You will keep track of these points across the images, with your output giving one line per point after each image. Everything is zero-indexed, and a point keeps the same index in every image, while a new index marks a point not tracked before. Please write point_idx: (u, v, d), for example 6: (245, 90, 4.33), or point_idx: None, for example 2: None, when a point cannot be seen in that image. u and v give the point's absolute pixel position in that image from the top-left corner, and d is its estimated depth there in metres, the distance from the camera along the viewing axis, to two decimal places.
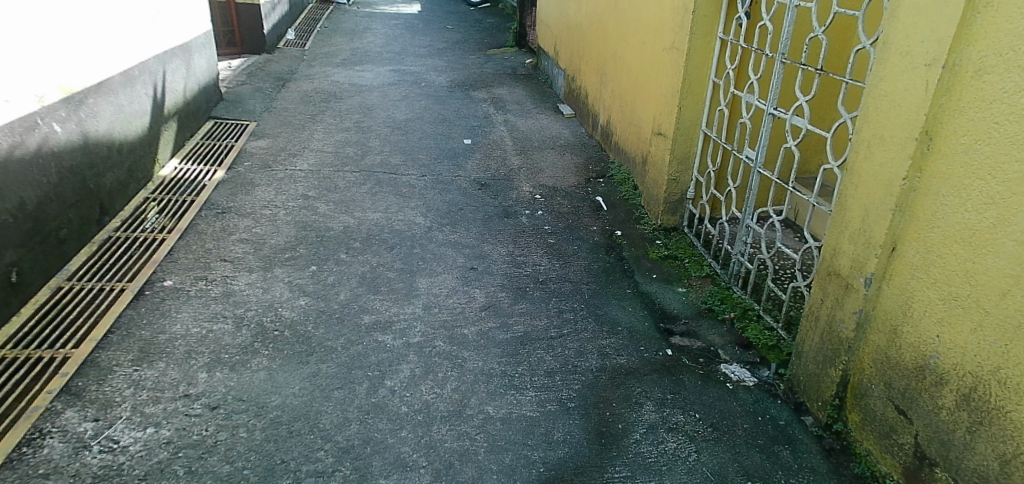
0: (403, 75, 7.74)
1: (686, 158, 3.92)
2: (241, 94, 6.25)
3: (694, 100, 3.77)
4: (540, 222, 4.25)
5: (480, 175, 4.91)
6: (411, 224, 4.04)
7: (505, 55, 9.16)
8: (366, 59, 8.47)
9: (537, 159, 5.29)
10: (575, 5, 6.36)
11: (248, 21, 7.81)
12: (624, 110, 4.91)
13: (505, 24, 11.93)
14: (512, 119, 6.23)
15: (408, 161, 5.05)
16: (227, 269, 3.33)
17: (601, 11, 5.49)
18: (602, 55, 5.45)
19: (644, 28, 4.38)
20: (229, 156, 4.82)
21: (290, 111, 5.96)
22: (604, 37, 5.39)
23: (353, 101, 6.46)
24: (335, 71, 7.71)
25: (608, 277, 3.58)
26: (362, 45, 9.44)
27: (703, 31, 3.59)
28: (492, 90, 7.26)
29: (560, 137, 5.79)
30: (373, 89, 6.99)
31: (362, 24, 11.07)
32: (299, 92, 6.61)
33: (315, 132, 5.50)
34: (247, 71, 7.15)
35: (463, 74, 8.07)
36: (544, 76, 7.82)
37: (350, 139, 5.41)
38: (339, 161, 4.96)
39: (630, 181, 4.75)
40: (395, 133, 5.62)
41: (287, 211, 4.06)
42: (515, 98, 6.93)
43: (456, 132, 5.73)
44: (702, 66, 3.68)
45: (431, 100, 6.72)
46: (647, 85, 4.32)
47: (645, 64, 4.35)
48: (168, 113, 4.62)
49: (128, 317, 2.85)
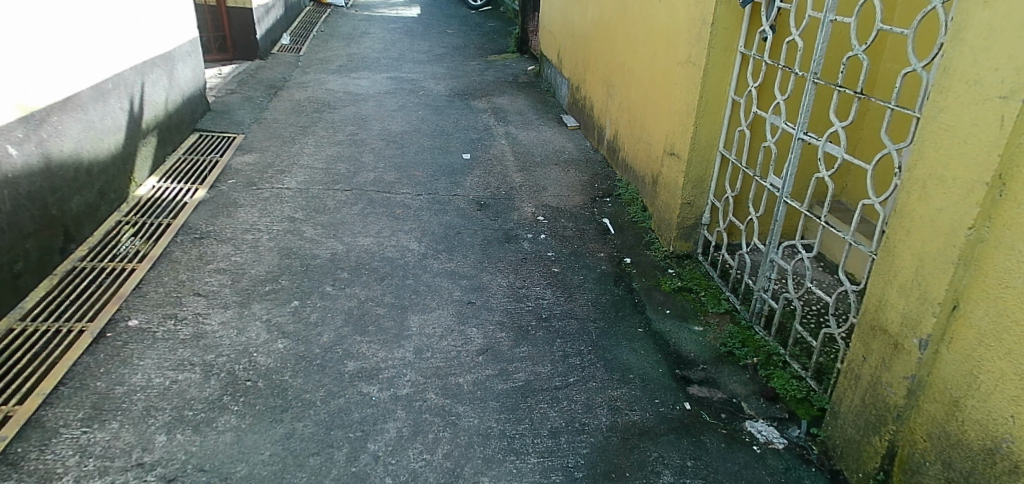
0: (401, 83, 7.45)
1: (701, 181, 3.63)
2: (229, 104, 5.96)
3: (711, 119, 3.49)
4: (542, 248, 3.95)
5: (479, 194, 4.62)
6: (404, 251, 3.75)
7: (506, 61, 8.86)
8: (362, 66, 8.19)
9: (539, 175, 4.99)
10: (580, 11, 6.08)
11: (240, 26, 7.55)
12: (633, 125, 4.62)
13: (506, 29, 11.63)
14: (513, 131, 5.93)
15: (403, 178, 4.76)
16: (201, 305, 3.04)
17: (608, 18, 5.21)
18: (609, 65, 5.16)
19: (655, 39, 4.10)
20: (213, 173, 4.53)
21: (280, 123, 5.67)
22: (611, 45, 5.11)
23: (347, 111, 6.18)
24: (330, 79, 7.42)
25: (617, 313, 3.28)
26: (359, 50, 9.14)
27: (722, 44, 3.31)
28: (493, 100, 6.96)
29: (564, 151, 5.50)
30: (368, 98, 6.70)
31: (359, 29, 10.77)
32: (291, 102, 6.33)
33: (306, 145, 5.21)
34: (238, 79, 6.87)
35: (463, 82, 7.79)
36: (546, 84, 7.53)
37: (343, 154, 5.12)
38: (330, 178, 4.67)
39: (639, 202, 4.46)
40: (390, 147, 5.32)
41: (271, 236, 3.77)
42: (516, 109, 6.64)
43: (454, 146, 5.43)
44: (720, 83, 3.40)
45: (429, 110, 6.43)
46: (659, 101, 4.03)
47: (656, 78, 4.07)
48: (147, 127, 4.33)
49: (83, 365, 2.57)
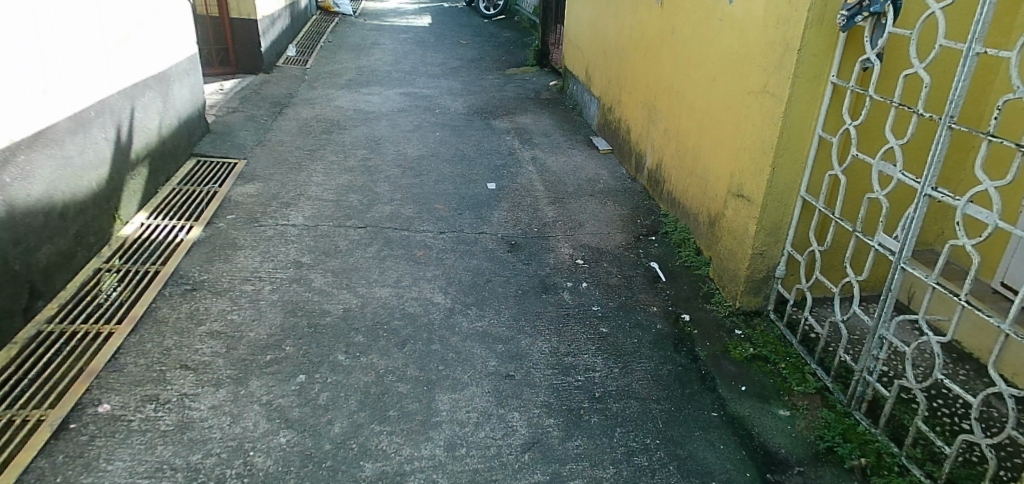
0: (416, 100, 6.96)
1: (776, 229, 3.16)
2: (231, 125, 5.49)
3: (793, 159, 3.03)
4: (586, 300, 3.44)
5: (509, 232, 4.11)
6: (428, 304, 3.24)
7: (526, 75, 8.36)
8: (373, 80, 7.71)
9: (574, 209, 4.49)
10: (611, 27, 5.62)
11: (243, 38, 7.10)
12: (682, 156, 4.14)
13: (523, 40, 11.13)
14: (541, 156, 5.43)
15: (423, 213, 4.25)
16: (188, 382, 2.54)
17: (648, 35, 4.75)
18: (650, 88, 4.71)
19: (716, 62, 3.63)
20: (210, 206, 4.04)
21: (285, 146, 5.21)
22: (653, 65, 4.64)
23: (357, 132, 5.71)
24: (340, 95, 6.94)
25: (684, 390, 2.78)
26: (369, 62, 8.66)
27: (810, 74, 2.85)
28: (515, 119, 6.46)
29: (600, 180, 4.99)
30: (381, 118, 6.22)
31: (369, 40, 10.29)
32: (298, 122, 5.85)
33: (315, 174, 4.72)
34: (241, 95, 6.40)
35: (482, 98, 7.30)
36: (572, 101, 7.03)
37: (355, 183, 4.63)
38: (340, 212, 4.17)
39: (690, 243, 3.96)
40: (407, 175, 4.83)
41: (275, 287, 3.27)
42: (541, 129, 6.15)
43: (478, 174, 4.93)
44: (804, 119, 2.94)
45: (448, 131, 5.93)
46: (721, 133, 3.56)
47: (718, 108, 3.60)
48: (137, 157, 3.84)
49: (36, 473, 2.11)
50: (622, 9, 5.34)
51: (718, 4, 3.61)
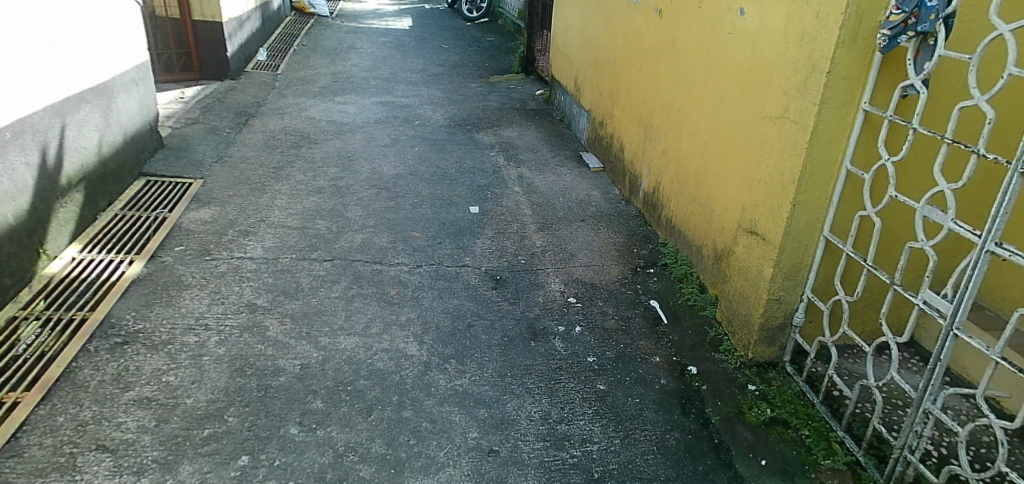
0: (394, 110, 6.54)
1: (795, 272, 2.76)
2: (189, 138, 5.11)
3: (816, 194, 2.64)
4: (580, 348, 3.03)
5: (492, 263, 3.71)
6: (399, 357, 2.83)
7: (511, 83, 7.96)
8: (349, 87, 7.28)
9: (564, 236, 4.10)
10: (603, 34, 5.23)
11: (207, 41, 6.68)
12: (684, 181, 3.76)
13: (507, 45, 10.72)
14: (527, 175, 5.04)
15: (398, 242, 3.84)
16: (103, 469, 2.14)
17: (643, 46, 4.38)
18: (646, 103, 4.32)
19: (726, 80, 3.25)
20: (156, 234, 3.61)
21: (248, 164, 4.83)
22: (650, 79, 4.26)
23: (329, 147, 5.34)
24: (312, 104, 6.51)
25: (695, 468, 2.40)
26: (345, 68, 8.22)
27: (839, 98, 2.47)
28: (500, 132, 6.06)
29: (592, 203, 4.60)
30: (355, 130, 5.81)
31: (345, 43, 9.83)
32: (264, 136, 5.41)
33: (279, 196, 4.29)
34: (203, 104, 5.95)
35: (464, 108, 6.90)
36: (560, 112, 6.65)
37: (322, 207, 4.20)
38: (305, 241, 3.74)
39: (693, 278, 3.57)
40: (380, 197, 4.42)
41: (222, 338, 2.83)
42: (527, 143, 5.77)
43: (459, 196, 4.55)
44: (830, 149, 2.56)
45: (427, 146, 5.54)
46: (732, 159, 3.17)
47: (728, 131, 3.22)
48: (70, 182, 3.41)
49: None
50: (615, 17, 4.97)
51: (728, 16, 3.23)
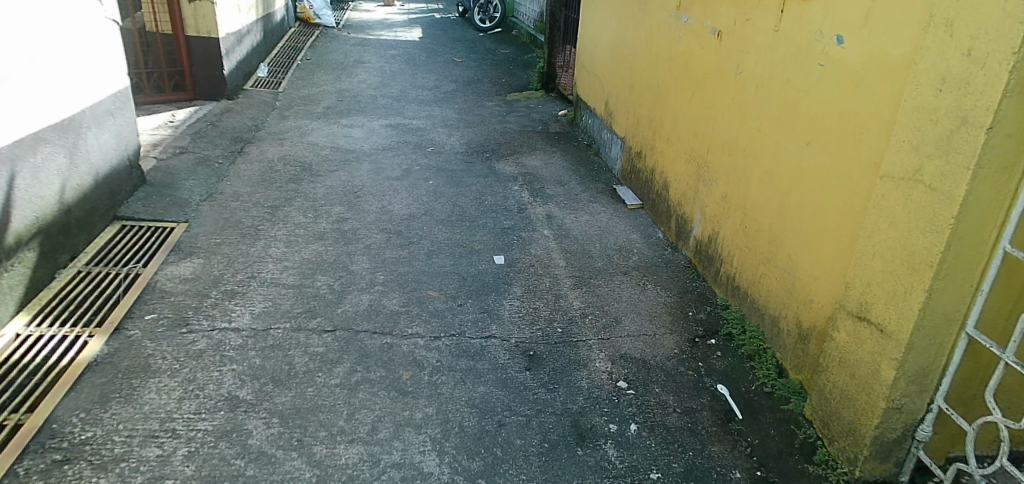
0: (404, 135, 6.01)
1: (923, 375, 2.18)
2: (175, 171, 4.61)
3: (959, 280, 2.06)
4: (638, 458, 2.43)
5: (522, 333, 3.12)
6: (412, 476, 2.26)
7: (530, 102, 7.40)
8: (356, 108, 6.77)
9: (606, 294, 3.49)
10: (641, 55, 4.68)
11: (202, 59, 6.26)
12: (752, 235, 3.18)
13: (522, 57, 10.17)
14: (557, 214, 4.47)
15: (411, 304, 3.27)
16: None
17: (694, 71, 3.80)
18: (699, 138, 3.76)
19: (816, 121, 2.68)
20: (126, 295, 3.13)
21: (239, 202, 4.33)
22: (703, 110, 3.69)
23: (332, 180, 4.81)
24: (315, 130, 6.01)
25: None
26: (351, 85, 7.70)
27: (1000, 160, 1.92)
28: (521, 160, 5.49)
29: (634, 250, 4.01)
30: (362, 160, 5.31)
31: (352, 56, 9.31)
32: (260, 169, 4.91)
33: (275, 245, 3.76)
34: (195, 130, 5.51)
35: (480, 130, 6.35)
36: (587, 137, 6.07)
37: (324, 258, 3.66)
38: (302, 305, 3.18)
39: (768, 354, 2.96)
40: (390, 244, 3.88)
41: (192, 449, 2.26)
42: (553, 174, 5.21)
43: (478, 242, 4.00)
44: (982, 224, 2.00)
45: (442, 179, 5.01)
46: (827, 221, 2.61)
47: (822, 184, 2.64)
48: (20, 240, 2.92)
49: None
50: (655, 37, 4.41)
51: (819, 43, 2.67)
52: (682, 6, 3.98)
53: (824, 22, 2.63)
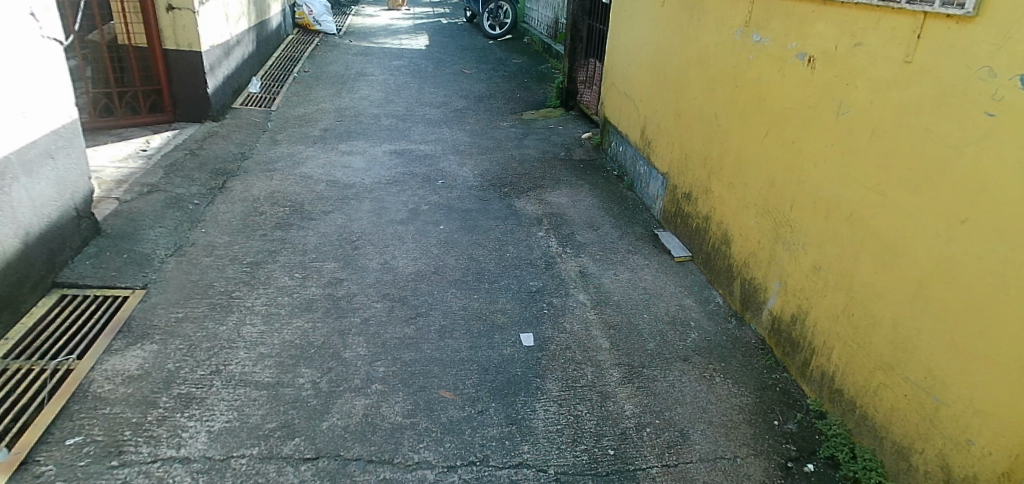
0: (410, 165, 5.30)
1: None
2: (139, 216, 3.92)
3: None
4: None
5: (562, 458, 2.38)
6: None
7: (550, 122, 6.68)
8: (356, 131, 6.08)
9: (666, 391, 2.76)
10: (691, 77, 3.93)
11: (182, 77, 5.59)
12: (861, 327, 2.44)
13: (536, 68, 9.44)
14: (593, 270, 3.74)
15: (418, 412, 2.56)
16: None
17: (770, 103, 3.07)
18: (777, 188, 3.02)
19: (980, 191, 1.94)
20: (49, 403, 2.48)
21: (212, 257, 3.63)
22: (784, 154, 2.95)
23: (325, 226, 4.12)
24: (309, 159, 5.32)
25: None
26: (352, 102, 6.99)
27: None
28: (545, 197, 4.77)
29: (691, 322, 3.27)
30: (362, 198, 4.62)
31: (353, 68, 8.60)
32: (241, 213, 4.22)
33: (250, 321, 3.06)
34: (170, 160, 4.83)
35: (496, 157, 5.63)
36: (618, 166, 5.33)
37: (310, 341, 2.95)
38: (277, 418, 2.48)
39: None
40: (392, 318, 3.17)
41: None
42: (584, 215, 4.48)
43: (498, 311, 3.28)
44: None
45: (454, 222, 4.29)
46: (1001, 334, 1.87)
47: (990, 280, 1.91)
48: None
49: None
50: (712, 56, 3.67)
51: (985, 83, 1.93)
52: (752, 20, 3.24)
53: (998, 55, 1.89)
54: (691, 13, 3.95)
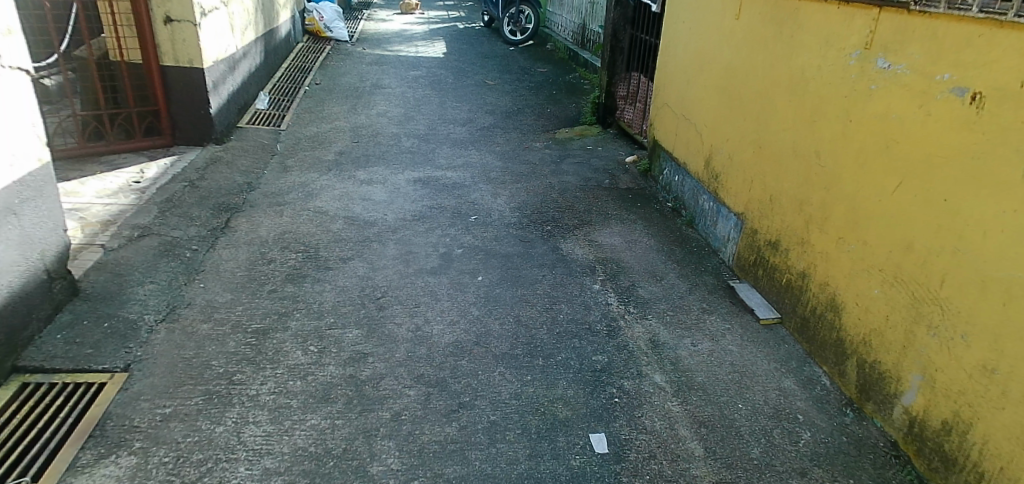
0: (436, 197, 4.71)
1: None
2: (126, 268, 3.34)
3: None
4: None
5: None
6: None
7: (587, 142, 6.05)
8: (375, 154, 5.49)
9: None
10: (777, 105, 3.33)
11: (183, 96, 5.02)
12: None
13: (563, 78, 8.81)
14: (666, 338, 3.12)
15: None
16: None
17: (904, 148, 2.49)
18: (916, 255, 2.43)
19: None
20: None
21: (210, 322, 3.04)
22: (930, 213, 2.37)
23: (343, 279, 3.52)
24: (324, 189, 4.73)
25: None
26: (369, 120, 6.40)
27: None
28: (595, 237, 4.15)
29: (799, 417, 2.66)
30: (385, 240, 4.02)
31: (368, 79, 8.00)
32: (246, 262, 3.62)
33: (254, 418, 2.46)
34: (167, 195, 4.26)
35: (533, 186, 5.01)
36: (672, 198, 4.71)
37: (328, 448, 2.35)
38: None
39: None
40: (430, 411, 2.56)
41: None
42: (642, 261, 3.87)
43: (558, 398, 2.66)
44: None
45: (493, 270, 3.69)
46: None
47: None
48: None
49: None
50: (808, 80, 3.08)
51: None
52: (875, 42, 2.65)
53: None
54: (774, 27, 3.36)
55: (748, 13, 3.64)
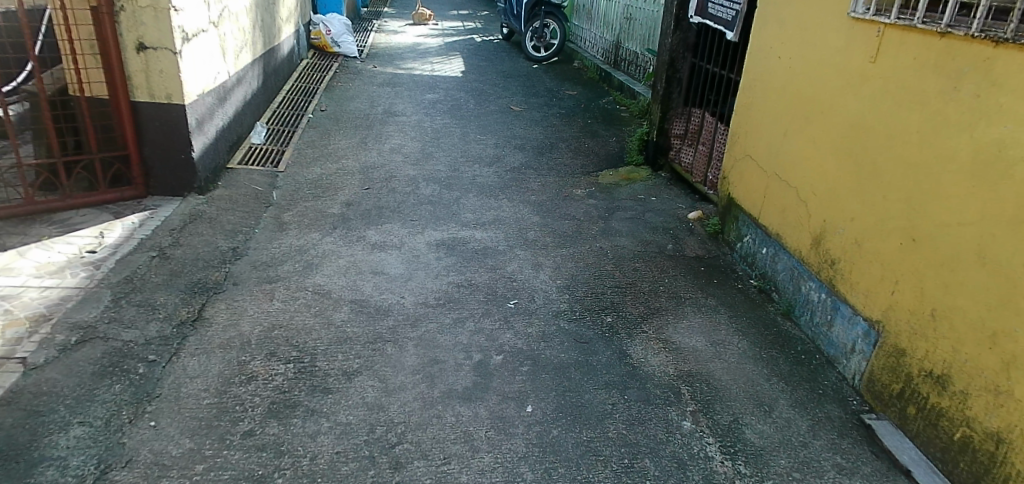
0: (464, 270, 3.80)
1: None
2: (47, 401, 2.49)
3: None
4: None
5: None
6: None
7: (639, 189, 5.13)
8: (389, 205, 4.60)
9: None
10: (949, 188, 2.41)
11: (158, 139, 4.14)
12: None
13: (597, 103, 7.91)
14: None
15: None
16: None
17: None
18: None
19: None
20: None
21: None
22: None
23: (345, 408, 2.62)
24: (325, 257, 3.84)
25: None
26: (381, 158, 5.52)
27: None
28: (671, 336, 3.23)
29: None
30: (401, 339, 3.11)
31: (380, 105, 7.13)
32: (218, 380, 2.72)
33: None
34: (125, 271, 3.39)
35: (582, 253, 4.10)
36: (757, 276, 3.77)
37: None
38: None
39: None
40: None
41: None
42: (741, 378, 2.94)
43: None
44: None
45: (545, 393, 2.77)
46: None
47: None
48: None
49: None
50: (1013, 162, 2.17)
51: None
52: None
53: None
54: (943, 80, 2.45)
55: (890, 56, 2.73)
